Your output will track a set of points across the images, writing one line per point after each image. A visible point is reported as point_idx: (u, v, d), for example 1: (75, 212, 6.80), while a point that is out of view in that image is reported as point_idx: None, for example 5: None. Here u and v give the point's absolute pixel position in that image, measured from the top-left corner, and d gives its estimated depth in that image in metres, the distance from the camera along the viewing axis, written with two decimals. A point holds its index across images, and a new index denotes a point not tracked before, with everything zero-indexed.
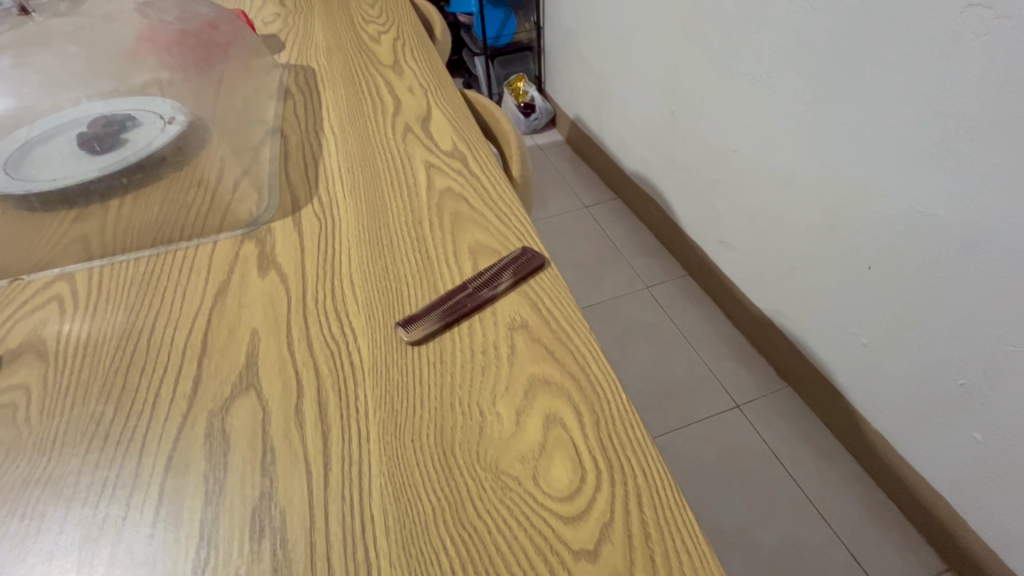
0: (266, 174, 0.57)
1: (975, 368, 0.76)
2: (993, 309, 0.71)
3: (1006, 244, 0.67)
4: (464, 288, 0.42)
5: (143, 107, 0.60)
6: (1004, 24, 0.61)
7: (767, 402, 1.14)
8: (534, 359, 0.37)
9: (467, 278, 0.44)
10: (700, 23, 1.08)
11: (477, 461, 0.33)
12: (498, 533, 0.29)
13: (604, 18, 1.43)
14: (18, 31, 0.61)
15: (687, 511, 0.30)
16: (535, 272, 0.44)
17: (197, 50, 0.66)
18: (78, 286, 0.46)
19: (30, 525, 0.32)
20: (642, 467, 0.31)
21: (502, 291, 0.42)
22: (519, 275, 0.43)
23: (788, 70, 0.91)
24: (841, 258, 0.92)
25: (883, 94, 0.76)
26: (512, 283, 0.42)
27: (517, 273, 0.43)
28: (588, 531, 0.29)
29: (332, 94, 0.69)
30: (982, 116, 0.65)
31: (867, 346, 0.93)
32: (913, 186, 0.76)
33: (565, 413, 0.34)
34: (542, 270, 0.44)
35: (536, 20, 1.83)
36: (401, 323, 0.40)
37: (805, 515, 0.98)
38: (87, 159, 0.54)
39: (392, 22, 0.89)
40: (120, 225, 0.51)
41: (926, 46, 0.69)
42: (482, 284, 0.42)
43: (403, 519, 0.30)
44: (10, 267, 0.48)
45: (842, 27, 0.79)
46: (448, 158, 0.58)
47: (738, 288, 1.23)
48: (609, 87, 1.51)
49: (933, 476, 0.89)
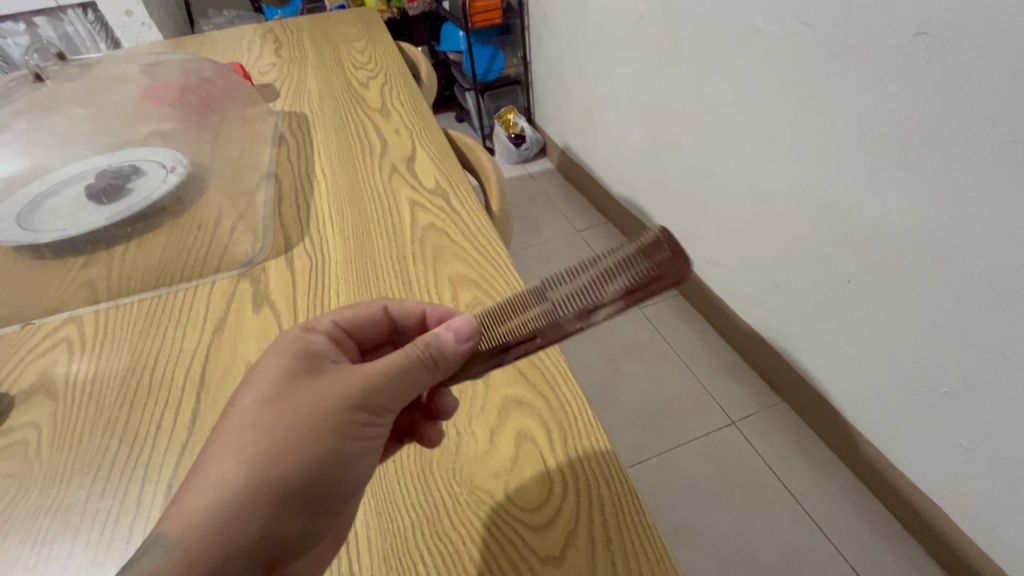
0: (261, 217, 0.61)
1: (956, 377, 0.78)
2: (972, 318, 0.73)
3: (977, 256, 0.70)
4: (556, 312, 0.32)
5: (147, 157, 0.64)
6: (950, 50, 0.65)
7: (762, 418, 1.15)
8: (507, 381, 0.40)
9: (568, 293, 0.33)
10: (674, 54, 1.14)
11: (454, 478, 0.35)
12: (473, 543, 0.32)
13: (586, 53, 1.50)
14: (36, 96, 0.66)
15: (647, 516, 0.32)
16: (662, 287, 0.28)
17: (195, 104, 0.71)
18: (86, 329, 0.49)
19: (40, 552, 0.34)
20: (606, 478, 0.34)
21: (597, 318, 0.30)
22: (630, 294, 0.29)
23: (760, 97, 0.95)
24: (821, 273, 0.95)
25: (846, 116, 0.80)
26: (617, 305, 0.29)
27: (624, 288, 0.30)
28: (554, 538, 0.32)
29: (323, 139, 0.74)
30: (936, 134, 0.69)
31: (854, 357, 0.94)
32: (883, 203, 0.79)
33: (535, 431, 0.37)
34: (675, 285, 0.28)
35: (523, 55, 1.91)
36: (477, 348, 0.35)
37: (805, 529, 0.98)
38: (95, 210, 0.59)
39: (380, 68, 0.94)
40: (125, 269, 0.55)
41: (884, 72, 0.73)
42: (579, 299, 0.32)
43: (384, 533, 0.33)
44: (22, 312, 0.51)
45: (804, 57, 0.84)
46: (431, 195, 0.62)
47: (728, 305, 1.26)
48: (594, 116, 1.57)
49: (927, 485, 0.89)
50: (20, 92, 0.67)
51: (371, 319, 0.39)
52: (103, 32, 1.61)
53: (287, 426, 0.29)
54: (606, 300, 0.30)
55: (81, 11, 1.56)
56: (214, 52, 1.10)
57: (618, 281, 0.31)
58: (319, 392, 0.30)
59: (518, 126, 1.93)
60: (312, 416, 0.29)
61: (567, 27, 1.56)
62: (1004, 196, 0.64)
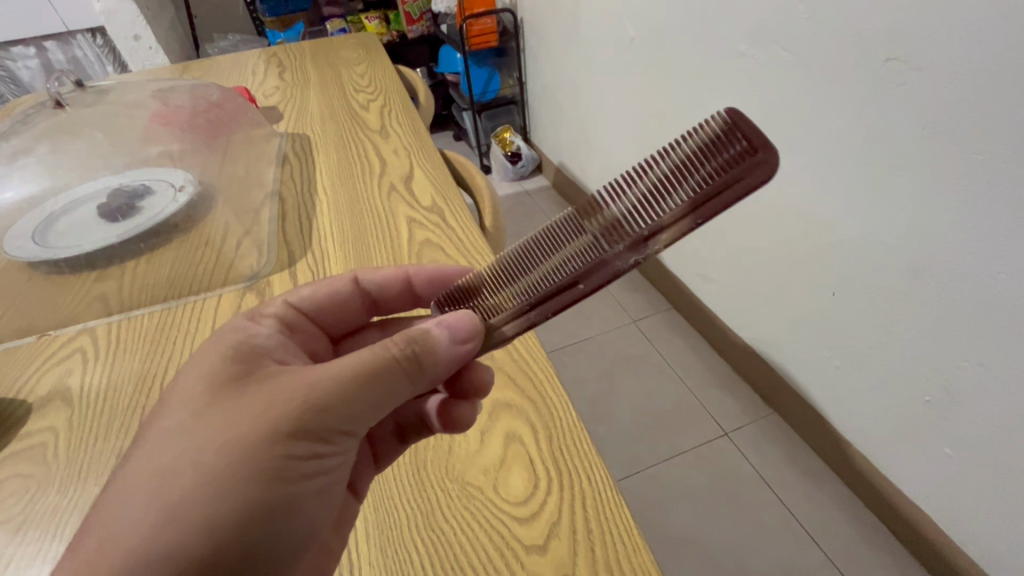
0: (266, 234, 0.64)
1: (938, 386, 0.79)
2: (949, 331, 0.75)
3: (953, 269, 0.71)
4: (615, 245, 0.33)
5: (157, 177, 0.68)
6: (917, 75, 0.67)
7: (754, 429, 1.16)
8: (498, 386, 0.43)
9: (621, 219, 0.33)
10: (660, 75, 1.17)
11: (446, 474, 0.38)
12: (463, 533, 0.34)
13: (579, 74, 1.54)
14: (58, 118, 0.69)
15: (625, 508, 0.34)
16: (736, 183, 0.29)
17: (205, 126, 0.74)
18: (98, 339, 0.52)
19: (60, 545, 0.37)
20: (587, 473, 0.36)
21: (660, 242, 0.31)
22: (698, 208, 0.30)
23: (740, 115, 0.97)
24: (807, 287, 0.97)
25: (822, 134, 0.82)
26: (687, 223, 0.30)
27: (696, 193, 0.30)
28: (538, 528, 0.34)
29: (326, 159, 0.78)
30: (908, 155, 0.71)
31: (841, 368, 0.97)
32: (862, 218, 0.81)
33: (523, 431, 0.40)
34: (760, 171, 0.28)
35: (518, 76, 1.96)
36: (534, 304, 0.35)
37: (796, 539, 0.99)
38: (108, 227, 0.62)
39: (380, 92, 0.99)
40: (135, 283, 0.58)
41: (858, 94, 0.75)
42: (650, 206, 0.32)
43: (381, 525, 0.36)
44: (39, 324, 0.54)
45: (781, 78, 0.86)
46: (427, 213, 0.65)
47: (719, 319, 1.28)
48: (588, 135, 1.61)
49: (915, 494, 0.91)
50: (38, 116, 0.71)
51: (337, 292, 0.45)
52: (110, 56, 1.67)
53: (205, 452, 0.29)
54: (677, 208, 0.31)
55: (89, 36, 1.62)
56: (220, 76, 1.14)
57: (691, 180, 0.30)
58: (240, 415, 0.30)
59: (514, 144, 1.98)
60: (229, 440, 0.29)
61: (559, 50, 1.61)
62: (971, 213, 0.66)
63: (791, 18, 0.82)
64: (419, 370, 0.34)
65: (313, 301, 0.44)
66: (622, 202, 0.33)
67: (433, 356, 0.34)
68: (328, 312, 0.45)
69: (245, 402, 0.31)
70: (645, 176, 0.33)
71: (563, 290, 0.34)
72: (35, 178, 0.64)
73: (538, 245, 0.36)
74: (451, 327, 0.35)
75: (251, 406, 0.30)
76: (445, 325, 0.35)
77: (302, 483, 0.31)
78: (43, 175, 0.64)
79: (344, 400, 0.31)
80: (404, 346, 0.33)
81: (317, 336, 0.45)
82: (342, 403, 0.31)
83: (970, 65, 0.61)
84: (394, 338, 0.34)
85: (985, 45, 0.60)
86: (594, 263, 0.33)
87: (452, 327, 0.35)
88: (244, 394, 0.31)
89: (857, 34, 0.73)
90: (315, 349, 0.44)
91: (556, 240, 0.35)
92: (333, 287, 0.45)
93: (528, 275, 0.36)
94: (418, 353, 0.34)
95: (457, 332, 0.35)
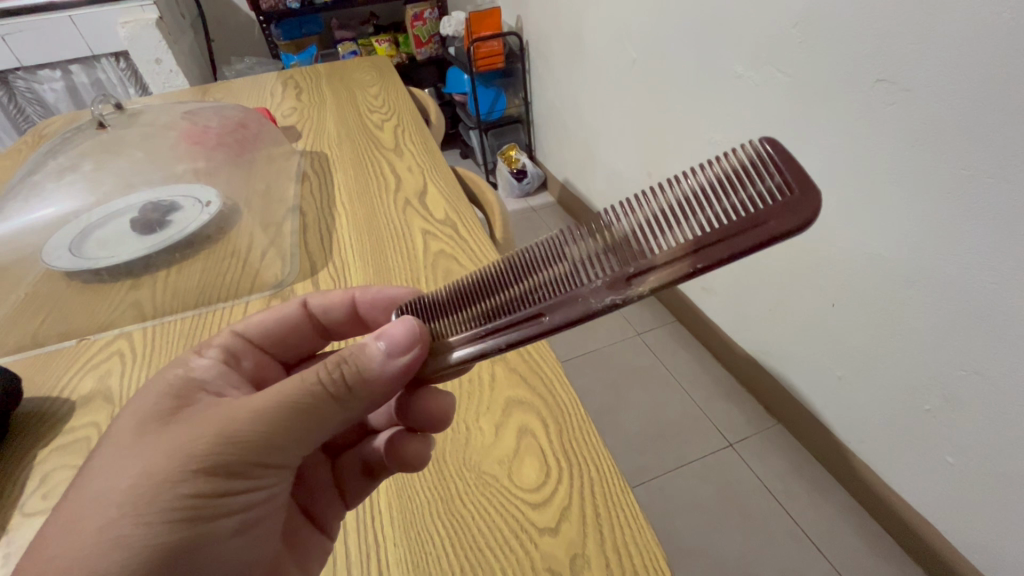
0: (289, 245, 0.68)
1: (936, 394, 0.81)
2: (943, 340, 0.76)
3: (946, 280, 0.73)
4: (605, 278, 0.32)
5: (185, 193, 0.72)
6: (907, 95, 0.70)
7: (759, 439, 1.18)
8: (510, 384, 0.46)
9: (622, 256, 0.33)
10: (662, 94, 1.21)
11: (465, 465, 0.42)
12: (482, 517, 0.38)
13: (583, 94, 1.59)
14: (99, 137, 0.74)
15: (630, 493, 0.38)
16: (750, 235, 0.29)
17: (233, 144, 0.78)
18: (135, 344, 0.56)
19: None
20: (594, 464, 0.40)
21: (646, 282, 0.30)
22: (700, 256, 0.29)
23: (738, 135, 1.01)
24: (805, 299, 0.99)
25: (817, 151, 0.85)
26: (685, 265, 0.30)
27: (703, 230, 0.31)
28: (550, 513, 0.38)
29: (343, 175, 0.82)
30: (900, 169, 0.74)
31: (842, 378, 0.98)
32: (856, 232, 0.84)
33: (534, 425, 0.43)
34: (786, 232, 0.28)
35: (524, 96, 2.02)
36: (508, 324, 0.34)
37: (802, 548, 1.00)
38: (140, 239, 0.66)
39: (393, 112, 1.03)
40: (167, 290, 0.62)
41: (852, 114, 0.78)
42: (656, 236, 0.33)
43: (408, 510, 0.40)
44: (78, 329, 0.58)
45: (777, 98, 0.90)
46: (441, 225, 0.69)
47: (722, 331, 1.30)
48: (592, 152, 1.66)
49: (919, 503, 0.91)
50: (78, 137, 0.76)
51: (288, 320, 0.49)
52: (133, 78, 1.73)
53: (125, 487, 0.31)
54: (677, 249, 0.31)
55: (113, 60, 1.68)
56: (240, 98, 1.19)
57: (708, 218, 0.31)
58: (163, 450, 0.32)
59: (520, 162, 2.03)
60: (148, 476, 0.31)
61: (564, 71, 1.66)
62: (962, 223, 0.69)
63: (785, 40, 0.86)
64: (350, 393, 0.36)
65: (260, 331, 0.47)
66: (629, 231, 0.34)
67: (365, 377, 0.36)
68: (279, 338, 0.49)
69: (167, 439, 0.33)
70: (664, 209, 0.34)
71: (528, 317, 0.33)
72: (79, 193, 0.68)
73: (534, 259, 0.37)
74: (392, 338, 0.36)
75: (175, 441, 0.33)
76: (384, 339, 0.36)
77: (216, 521, 0.33)
78: (86, 190, 0.69)
79: (261, 439, 0.33)
80: (335, 373, 0.35)
81: (268, 364, 0.48)
82: (256, 442, 0.33)
83: (956, 83, 0.64)
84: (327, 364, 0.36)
85: (969, 64, 0.63)
86: (570, 291, 0.33)
87: (390, 340, 0.36)
88: (170, 427, 0.34)
89: (850, 53, 0.76)
90: (267, 376, 0.47)
91: (552, 257, 0.36)
92: (282, 316, 0.49)
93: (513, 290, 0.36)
94: (352, 376, 0.36)
95: (396, 343, 0.35)
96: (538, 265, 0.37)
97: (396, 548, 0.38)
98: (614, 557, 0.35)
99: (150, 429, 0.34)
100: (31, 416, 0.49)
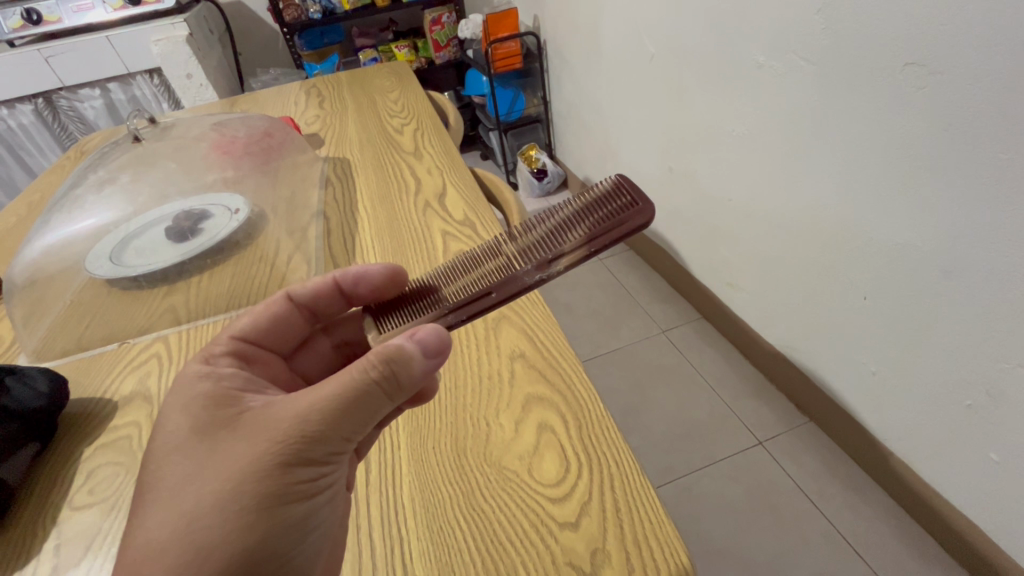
0: (314, 249, 0.70)
1: (978, 390, 0.77)
2: (984, 332, 0.73)
3: (985, 271, 0.70)
4: (527, 238, 0.42)
5: (215, 201, 0.74)
6: (939, 78, 0.67)
7: (790, 438, 1.15)
8: (530, 381, 0.48)
9: (536, 249, 0.40)
10: (683, 88, 1.19)
11: (485, 461, 0.43)
12: (502, 512, 0.39)
13: (603, 91, 1.57)
14: (136, 151, 0.77)
15: (650, 489, 0.38)
16: (616, 199, 0.39)
17: (259, 153, 0.80)
18: (171, 346, 0.59)
19: None
20: (614, 460, 0.41)
21: (558, 267, 0.38)
22: (588, 209, 0.39)
23: (762, 127, 0.99)
24: (838, 293, 0.96)
25: (847, 139, 0.83)
26: (572, 210, 0.41)
27: (595, 230, 0.38)
28: (570, 507, 0.39)
29: (364, 180, 0.84)
30: (936, 157, 0.71)
31: (877, 374, 0.94)
32: (890, 222, 0.80)
33: (554, 421, 0.44)
34: (629, 185, 0.38)
35: (543, 95, 2.01)
36: (461, 267, 0.45)
37: (837, 550, 0.97)
38: (174, 247, 0.69)
39: (412, 117, 1.05)
40: (198, 296, 0.65)
41: (881, 101, 0.76)
42: (566, 238, 0.39)
43: (428, 506, 0.40)
44: (119, 334, 0.62)
45: (803, 87, 0.88)
46: (460, 226, 0.70)
47: (750, 328, 1.27)
48: (612, 149, 1.64)
49: (962, 503, 0.87)
50: (116, 150, 0.79)
51: (275, 314, 0.47)
52: (166, 93, 1.79)
53: (192, 507, 0.32)
54: (574, 226, 0.40)
55: (148, 76, 1.75)
56: (265, 108, 1.22)
57: (582, 226, 0.39)
58: (212, 463, 0.33)
59: (540, 161, 2.01)
60: (211, 488, 0.32)
61: (582, 69, 1.65)
62: (1006, 212, 0.65)
63: (809, 28, 0.83)
64: (398, 385, 0.36)
65: (255, 329, 0.45)
66: (544, 228, 0.41)
67: (409, 367, 0.35)
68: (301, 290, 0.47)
69: (212, 456, 0.34)
70: (573, 210, 0.40)
71: (478, 294, 0.40)
72: (114, 204, 0.71)
73: (489, 246, 0.45)
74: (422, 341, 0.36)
75: (234, 446, 0.34)
76: (417, 339, 0.36)
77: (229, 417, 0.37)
78: (121, 200, 0.72)
79: (317, 428, 0.34)
80: (381, 365, 0.35)
81: (274, 361, 0.46)
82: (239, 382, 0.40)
83: (993, 66, 0.62)
84: (369, 358, 0.35)
85: (1002, 44, 0.60)
86: (511, 273, 0.40)
87: (422, 342, 0.36)
88: (215, 440, 0.35)
89: (877, 39, 0.74)
90: (277, 373, 0.46)
91: (489, 269, 0.42)
92: (269, 311, 0.47)
93: (465, 272, 0.44)
94: (392, 359, 0.35)
95: (429, 346, 0.36)
96: (491, 252, 0.44)
97: (418, 542, 0.39)
98: (636, 551, 0.35)
99: (198, 513, 0.32)
100: (77, 416, 0.52)
